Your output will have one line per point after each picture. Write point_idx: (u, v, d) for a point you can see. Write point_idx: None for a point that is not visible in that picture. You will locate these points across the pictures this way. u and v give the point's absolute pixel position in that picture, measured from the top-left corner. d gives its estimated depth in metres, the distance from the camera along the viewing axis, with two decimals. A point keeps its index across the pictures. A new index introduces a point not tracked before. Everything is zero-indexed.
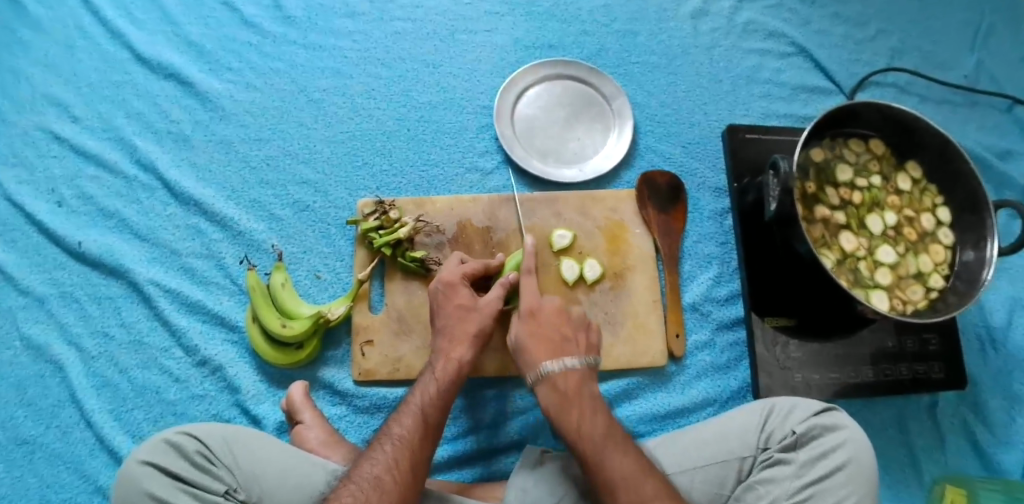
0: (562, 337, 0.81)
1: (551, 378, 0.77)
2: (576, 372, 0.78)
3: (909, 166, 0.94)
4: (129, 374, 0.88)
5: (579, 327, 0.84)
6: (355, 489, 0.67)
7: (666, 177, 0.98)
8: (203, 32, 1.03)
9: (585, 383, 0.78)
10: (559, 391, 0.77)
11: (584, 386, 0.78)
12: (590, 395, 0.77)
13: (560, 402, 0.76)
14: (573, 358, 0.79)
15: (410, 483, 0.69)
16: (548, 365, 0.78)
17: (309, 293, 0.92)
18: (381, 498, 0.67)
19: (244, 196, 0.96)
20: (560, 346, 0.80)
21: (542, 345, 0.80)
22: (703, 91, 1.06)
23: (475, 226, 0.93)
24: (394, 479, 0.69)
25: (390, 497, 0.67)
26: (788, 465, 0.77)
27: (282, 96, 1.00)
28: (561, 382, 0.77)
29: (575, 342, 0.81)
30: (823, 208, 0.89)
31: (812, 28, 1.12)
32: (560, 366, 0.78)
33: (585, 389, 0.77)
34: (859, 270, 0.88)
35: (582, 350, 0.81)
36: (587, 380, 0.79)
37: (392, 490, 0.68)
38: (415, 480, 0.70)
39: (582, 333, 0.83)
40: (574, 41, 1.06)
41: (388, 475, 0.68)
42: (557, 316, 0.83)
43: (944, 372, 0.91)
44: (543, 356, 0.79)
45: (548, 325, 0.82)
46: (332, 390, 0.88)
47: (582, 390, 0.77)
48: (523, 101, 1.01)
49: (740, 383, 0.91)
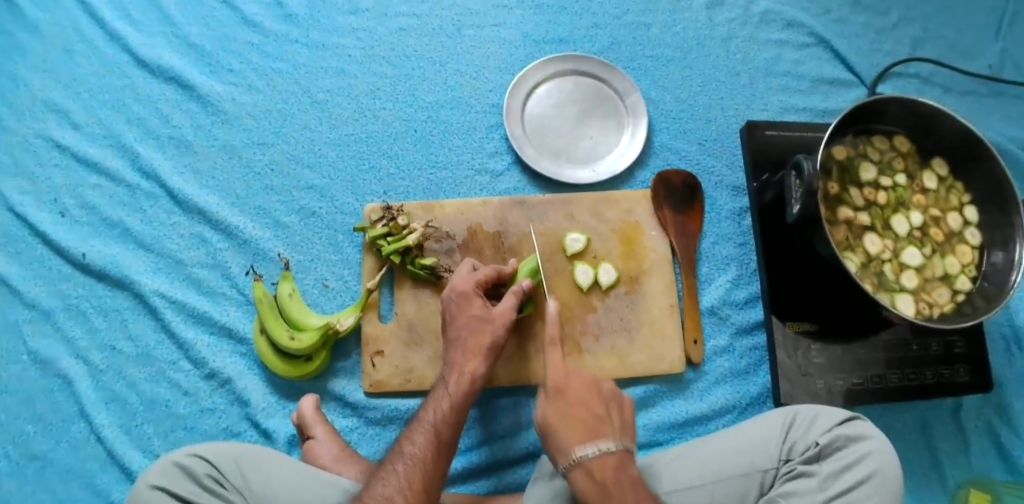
0: (593, 413, 0.71)
1: (588, 466, 0.67)
2: (613, 457, 0.68)
3: (935, 163, 0.91)
4: (137, 388, 0.86)
5: (610, 401, 0.74)
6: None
7: (680, 176, 0.94)
8: (202, 32, 0.99)
9: (623, 469, 0.68)
10: (598, 482, 0.67)
11: (622, 474, 0.67)
12: (632, 481, 0.67)
13: (599, 496, 0.66)
14: (609, 442, 0.68)
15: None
16: (583, 450, 0.68)
17: (317, 302, 0.89)
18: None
19: (248, 202, 0.93)
20: (593, 426, 0.70)
21: (573, 426, 0.70)
22: (719, 85, 1.02)
23: (486, 231, 0.90)
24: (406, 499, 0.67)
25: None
26: (811, 478, 0.74)
27: (285, 98, 0.97)
28: (599, 472, 0.67)
29: (608, 420, 0.71)
30: (846, 209, 0.86)
31: (831, 17, 1.08)
32: (595, 452, 0.68)
33: (624, 476, 0.67)
34: (884, 273, 0.85)
35: (616, 430, 0.71)
36: (626, 465, 0.69)
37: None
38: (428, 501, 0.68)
39: (615, 410, 0.73)
40: (585, 34, 1.02)
41: (400, 495, 0.67)
42: None
43: (970, 375, 0.89)
44: (574, 437, 0.69)
45: (560, 325, 0.78)
46: (343, 402, 0.86)
47: (622, 479, 0.67)
48: (533, 99, 0.98)
49: (761, 389, 0.89)
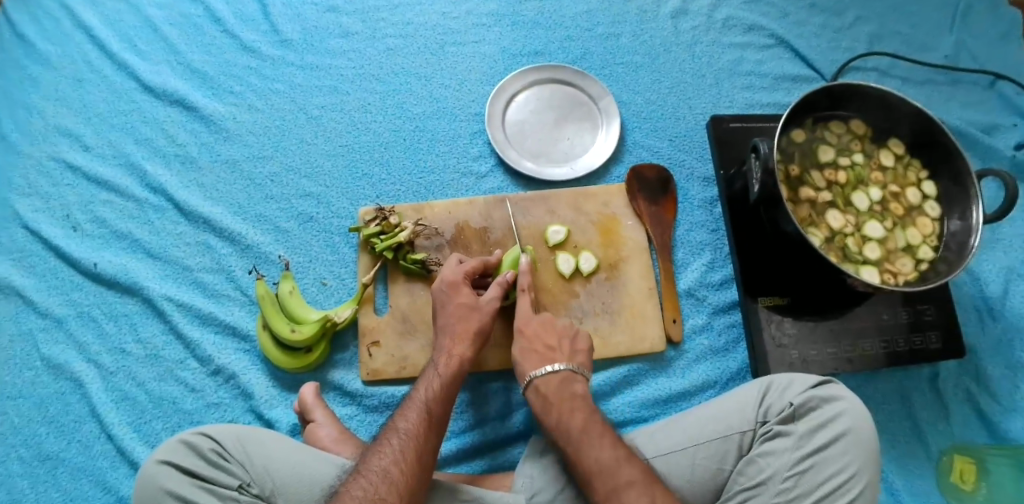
0: (549, 344, 0.84)
1: (537, 384, 0.80)
2: (557, 375, 0.80)
3: (891, 143, 0.97)
4: (146, 386, 0.93)
5: (565, 336, 0.85)
6: (365, 483, 0.69)
7: (654, 170, 1.00)
8: (203, 59, 1.09)
9: (566, 385, 0.79)
10: (544, 394, 0.79)
11: (566, 387, 0.79)
12: (571, 393, 0.78)
13: (544, 404, 0.78)
14: (555, 363, 0.81)
15: (418, 474, 0.71)
16: (533, 371, 0.81)
17: (316, 299, 0.96)
18: (391, 491, 0.68)
19: (250, 211, 1.01)
20: (547, 353, 0.83)
21: (530, 356, 0.83)
22: (686, 86, 1.09)
23: (472, 227, 0.97)
24: (402, 470, 0.70)
25: (400, 489, 0.69)
26: (788, 437, 0.78)
27: (282, 116, 1.06)
28: (546, 387, 0.79)
29: (559, 349, 0.83)
30: (807, 189, 0.92)
31: (790, 19, 1.15)
32: (543, 372, 0.80)
33: (566, 390, 0.79)
34: (848, 246, 0.90)
35: (568, 356, 0.83)
36: (571, 382, 0.80)
37: (400, 481, 0.70)
38: (423, 472, 0.72)
39: (567, 340, 0.85)
40: (560, 46, 1.10)
41: (396, 467, 0.70)
42: (545, 328, 0.85)
43: (942, 342, 0.92)
44: (530, 364, 0.82)
45: (535, 338, 0.84)
46: (342, 391, 0.92)
47: (564, 392, 0.78)
48: (513, 106, 1.05)
49: (740, 365, 0.93)
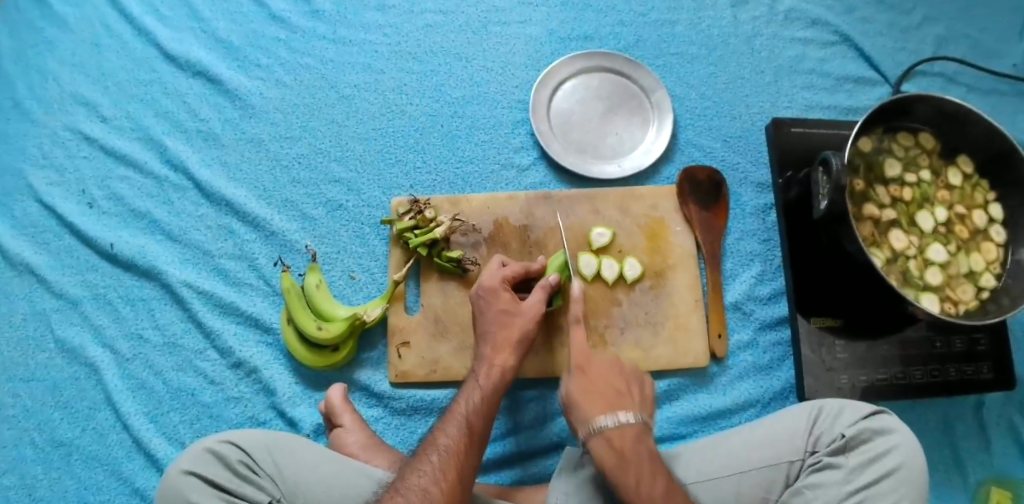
0: (616, 390, 0.77)
1: (607, 435, 0.73)
2: (632, 428, 0.73)
3: (960, 160, 0.91)
4: (164, 376, 0.89)
5: (632, 381, 0.79)
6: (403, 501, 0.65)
7: (707, 172, 0.93)
8: (229, 28, 1.01)
9: (640, 441, 0.73)
10: (615, 447, 0.72)
11: (640, 444, 0.73)
12: (648, 453, 0.72)
13: (617, 460, 0.71)
14: (628, 414, 0.74)
15: (459, 495, 0.67)
16: (603, 420, 0.73)
17: (344, 293, 0.91)
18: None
19: (276, 195, 0.95)
20: (615, 400, 0.76)
21: (596, 400, 0.76)
22: (744, 82, 1.01)
23: (512, 224, 0.91)
24: (442, 489, 0.66)
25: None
26: (837, 470, 0.75)
27: (312, 92, 0.98)
28: (617, 441, 0.72)
29: (628, 394, 0.77)
30: (871, 206, 0.86)
31: (856, 15, 1.07)
32: (615, 421, 0.73)
33: (641, 447, 0.72)
34: (909, 270, 0.86)
35: (636, 404, 0.77)
36: (644, 437, 0.74)
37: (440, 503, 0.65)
38: (463, 492, 0.68)
39: (635, 385, 0.79)
40: (611, 31, 1.02)
41: (436, 486, 0.66)
42: (610, 369, 0.79)
43: (993, 372, 0.90)
44: (596, 410, 0.75)
45: (601, 379, 0.78)
46: (368, 392, 0.88)
47: (639, 450, 0.72)
48: (559, 94, 0.98)
49: (784, 384, 0.89)
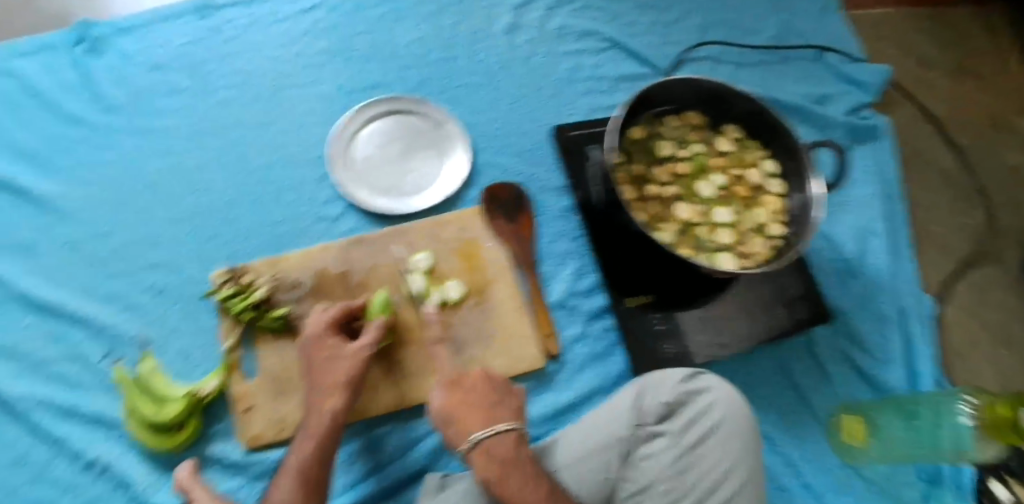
0: (489, 400, 0.78)
1: (486, 445, 0.74)
2: (509, 437, 0.75)
3: (727, 128, 0.97)
4: (19, 491, 0.88)
5: (505, 393, 0.80)
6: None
7: (508, 188, 0.96)
8: (27, 136, 0.98)
9: (519, 449, 0.74)
10: (497, 459, 0.73)
11: (520, 450, 0.74)
12: (528, 457, 0.74)
13: (498, 469, 0.72)
14: (505, 423, 0.76)
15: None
16: (479, 434, 0.74)
17: (181, 373, 0.91)
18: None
19: (98, 289, 0.93)
20: (489, 411, 0.77)
21: (473, 414, 0.76)
22: (528, 100, 1.04)
23: (332, 272, 0.92)
24: None
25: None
26: (664, 437, 0.82)
27: (120, 184, 0.97)
28: (497, 450, 0.74)
29: (504, 406, 0.78)
30: (653, 187, 0.92)
31: (620, 22, 1.10)
32: (493, 433, 0.74)
33: (522, 453, 0.74)
34: (700, 237, 0.91)
35: (512, 414, 0.78)
36: (523, 444, 0.75)
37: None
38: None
39: (509, 397, 0.80)
40: (396, 77, 1.04)
41: None
42: (483, 382, 0.80)
43: (806, 311, 0.97)
44: (475, 424, 0.76)
45: (474, 395, 0.79)
46: (224, 463, 0.89)
47: (518, 456, 0.73)
48: (352, 144, 0.97)
49: (620, 366, 0.94)
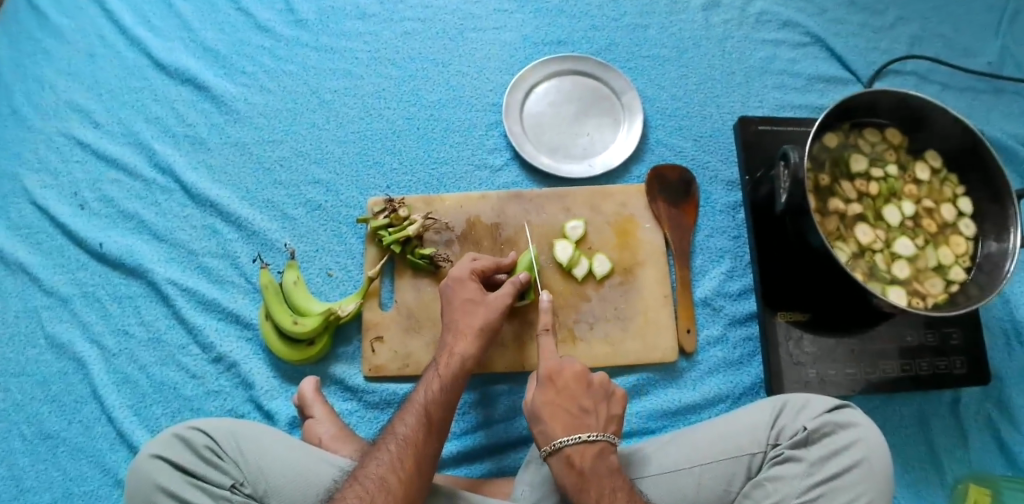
0: (580, 404, 0.75)
1: (567, 453, 0.71)
2: (594, 447, 0.72)
3: (927, 155, 0.92)
4: (148, 370, 0.92)
5: (600, 398, 0.77)
6: (361, 489, 0.67)
7: (676, 171, 0.95)
8: (216, 37, 1.08)
9: (603, 459, 0.72)
10: (576, 468, 0.71)
11: (601, 463, 0.71)
12: (609, 470, 0.71)
13: (575, 479, 0.70)
14: (592, 433, 0.72)
15: (416, 481, 0.69)
16: (564, 439, 0.72)
17: (321, 290, 0.94)
18: (387, 499, 0.66)
19: (258, 196, 0.99)
20: (578, 416, 0.74)
21: (559, 417, 0.74)
22: (714, 83, 1.03)
23: (484, 222, 0.93)
24: (400, 478, 0.68)
25: (396, 497, 0.67)
26: (798, 463, 0.74)
27: (296, 97, 1.03)
28: (578, 459, 0.71)
29: (594, 413, 0.74)
30: (837, 200, 0.88)
31: (827, 17, 1.09)
32: (577, 440, 0.72)
33: (602, 465, 0.71)
34: (876, 263, 0.87)
35: (602, 422, 0.74)
36: (607, 455, 0.72)
37: (397, 490, 0.67)
38: (421, 480, 0.69)
39: (603, 404, 0.76)
40: (583, 36, 1.05)
41: (393, 475, 0.68)
42: (578, 383, 0.76)
43: (967, 367, 0.89)
44: (560, 428, 0.73)
45: (567, 395, 0.75)
46: (343, 385, 0.90)
47: (600, 468, 0.71)
48: (532, 97, 1.01)
49: (754, 379, 0.90)
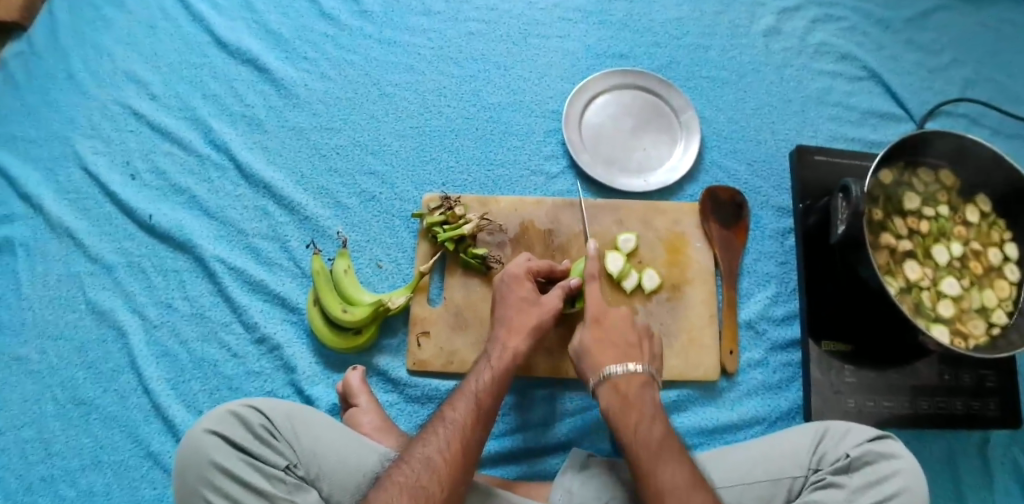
0: (628, 339, 0.78)
1: (613, 381, 0.74)
2: (637, 376, 0.74)
3: (978, 199, 0.94)
4: (189, 345, 0.92)
5: (643, 336, 0.79)
6: (407, 469, 0.67)
7: (728, 192, 0.96)
8: (280, 20, 1.09)
9: (644, 388, 0.73)
10: (621, 394, 0.73)
11: (644, 392, 0.73)
12: (652, 401, 0.73)
13: (620, 405, 0.72)
14: (636, 363, 0.75)
15: (461, 465, 0.69)
16: (612, 367, 0.74)
17: (370, 281, 0.95)
18: (431, 480, 0.66)
19: (312, 182, 1.00)
20: (626, 349, 0.77)
21: (607, 349, 0.76)
22: (770, 110, 1.05)
23: (538, 227, 0.94)
24: (446, 459, 0.68)
25: (441, 479, 0.67)
26: (840, 489, 0.75)
27: (356, 88, 1.04)
28: (624, 387, 0.73)
29: (640, 347, 0.77)
30: (888, 236, 0.89)
31: (884, 53, 1.10)
32: (624, 369, 0.74)
33: (646, 395, 0.73)
34: (922, 300, 0.88)
35: (646, 357, 0.77)
36: (649, 387, 0.74)
37: (442, 471, 0.67)
38: (466, 463, 0.69)
39: (647, 341, 0.79)
40: (645, 52, 1.07)
41: (439, 455, 0.68)
42: (625, 324, 0.79)
43: (999, 409, 0.90)
44: (608, 359, 0.76)
45: (614, 332, 0.78)
46: (386, 377, 0.91)
47: (644, 397, 0.73)
48: (592, 108, 1.02)
49: (792, 404, 0.91)
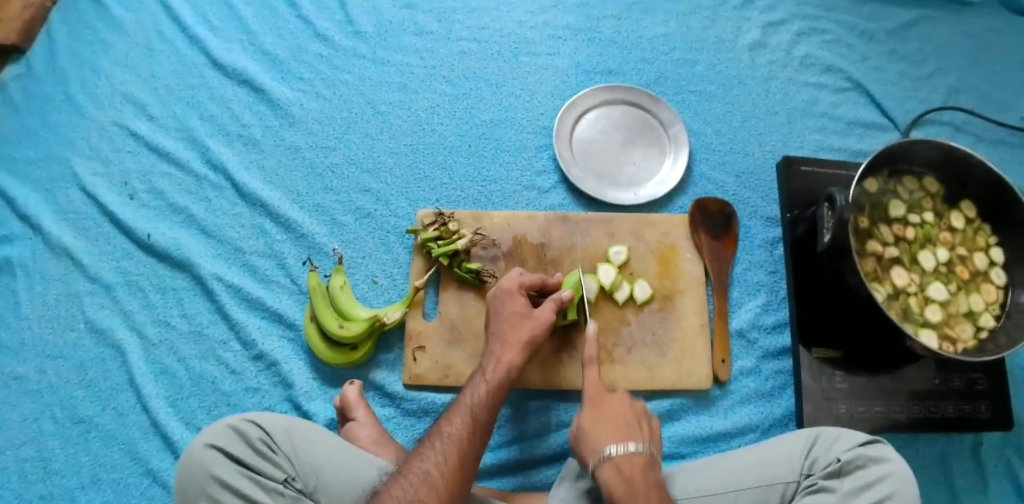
0: (626, 421, 0.76)
1: (615, 460, 0.71)
2: (638, 457, 0.72)
3: (962, 205, 0.95)
4: (188, 363, 0.93)
5: (641, 415, 0.78)
6: (405, 483, 0.68)
7: (718, 204, 0.98)
8: (276, 42, 1.11)
9: (648, 471, 0.71)
10: (624, 475, 0.70)
11: (648, 474, 0.71)
12: (655, 482, 0.71)
13: (623, 487, 0.69)
14: (637, 443, 0.73)
15: (459, 479, 0.70)
16: (612, 448, 0.72)
17: (366, 296, 0.96)
18: (429, 494, 0.67)
19: (308, 200, 1.02)
20: (625, 429, 0.75)
21: (606, 428, 0.75)
22: (757, 122, 1.07)
23: (531, 241, 0.95)
24: (443, 473, 0.69)
25: (439, 493, 0.68)
26: (831, 493, 0.75)
27: (351, 107, 1.06)
28: (626, 467, 0.71)
29: (638, 426, 0.76)
30: (875, 243, 0.91)
31: (868, 64, 1.12)
32: (624, 450, 0.72)
33: (650, 476, 0.71)
34: (910, 306, 0.89)
35: (646, 437, 0.75)
36: (652, 467, 0.72)
37: (440, 485, 0.68)
38: (463, 476, 0.70)
39: (645, 421, 0.78)
40: (634, 67, 1.09)
41: (437, 470, 0.69)
42: (621, 405, 0.78)
43: (990, 412, 0.91)
44: (606, 440, 0.74)
45: (611, 413, 0.77)
46: (382, 392, 0.92)
47: (648, 477, 0.70)
48: (582, 123, 1.04)
49: (784, 411, 0.92)
